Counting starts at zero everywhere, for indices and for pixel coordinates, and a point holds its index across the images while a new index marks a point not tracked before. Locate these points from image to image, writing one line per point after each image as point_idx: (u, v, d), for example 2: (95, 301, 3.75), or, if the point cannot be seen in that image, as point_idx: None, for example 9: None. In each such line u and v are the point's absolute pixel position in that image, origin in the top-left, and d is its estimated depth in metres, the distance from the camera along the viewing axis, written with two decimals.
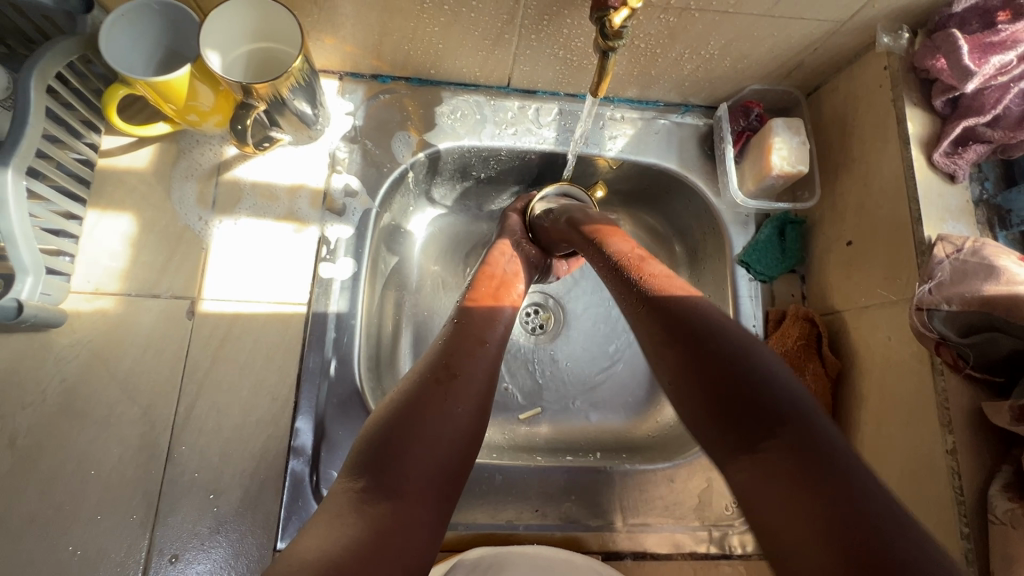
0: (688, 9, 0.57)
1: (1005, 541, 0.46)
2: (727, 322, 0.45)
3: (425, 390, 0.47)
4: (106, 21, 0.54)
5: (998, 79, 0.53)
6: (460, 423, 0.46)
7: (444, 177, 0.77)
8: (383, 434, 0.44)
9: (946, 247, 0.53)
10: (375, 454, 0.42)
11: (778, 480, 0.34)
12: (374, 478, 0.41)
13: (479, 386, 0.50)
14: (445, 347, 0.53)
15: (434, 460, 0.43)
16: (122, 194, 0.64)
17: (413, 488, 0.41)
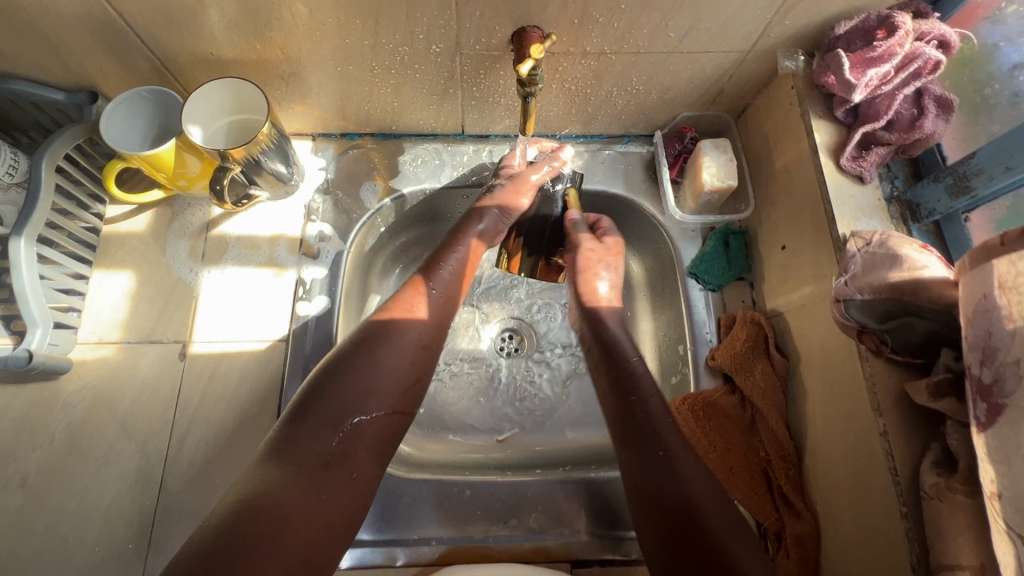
0: (604, 53, 0.65)
1: (936, 516, 0.47)
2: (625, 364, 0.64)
3: (371, 352, 0.56)
4: (108, 107, 0.64)
5: (883, 89, 0.58)
6: (402, 380, 0.57)
7: (409, 224, 0.85)
8: (323, 384, 0.53)
9: (858, 241, 0.57)
10: (332, 415, 0.52)
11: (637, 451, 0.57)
12: (339, 441, 0.51)
13: (422, 339, 0.60)
14: (386, 316, 0.60)
15: (379, 419, 0.54)
16: (123, 254, 0.73)
17: (365, 441, 0.53)
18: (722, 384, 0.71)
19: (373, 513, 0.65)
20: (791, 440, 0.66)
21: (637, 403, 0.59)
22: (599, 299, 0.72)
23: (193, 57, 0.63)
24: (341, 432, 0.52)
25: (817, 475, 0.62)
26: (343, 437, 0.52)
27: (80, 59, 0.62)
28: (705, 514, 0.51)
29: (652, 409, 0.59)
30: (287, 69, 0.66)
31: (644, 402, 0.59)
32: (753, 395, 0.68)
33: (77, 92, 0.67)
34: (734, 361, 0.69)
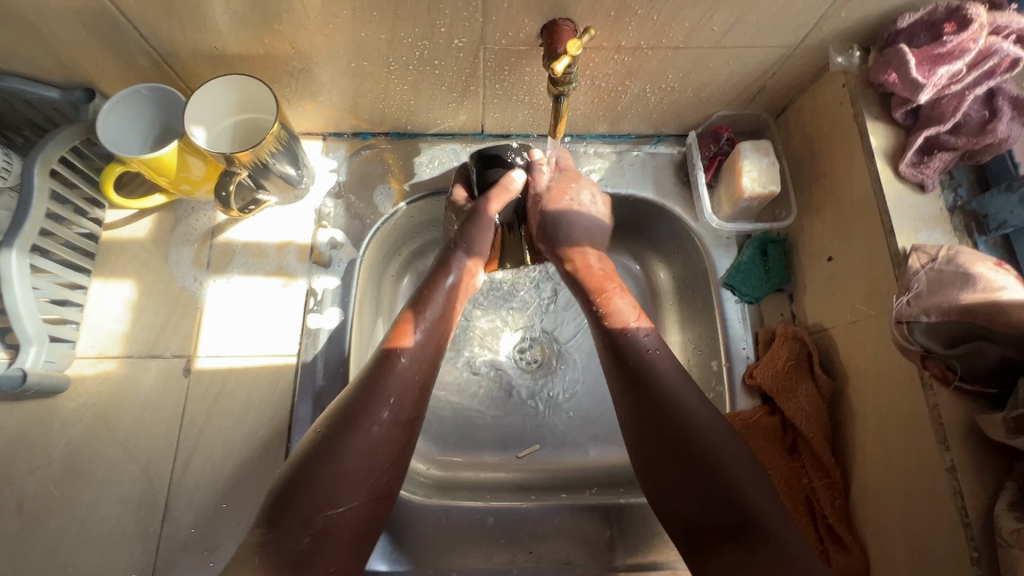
0: (640, 48, 0.59)
1: (1015, 566, 0.43)
2: (647, 361, 0.56)
3: (342, 441, 0.50)
4: (105, 107, 0.60)
5: (951, 89, 0.53)
6: (379, 466, 0.52)
7: (414, 234, 0.81)
8: (295, 476, 0.48)
9: (921, 257, 0.52)
10: (303, 513, 0.47)
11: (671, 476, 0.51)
12: (309, 541, 0.47)
13: (398, 413, 0.54)
14: (358, 392, 0.53)
15: (355, 512, 0.50)
16: (124, 262, 0.69)
17: (340, 538, 0.49)
18: (761, 404, 0.67)
19: (391, 541, 0.62)
20: (838, 466, 0.61)
21: (659, 405, 0.53)
22: (627, 315, 0.61)
23: (196, 52, 0.58)
24: (311, 530, 0.47)
25: (867, 507, 0.58)
26: (315, 537, 0.47)
27: (74, 54, 0.57)
28: (756, 504, 0.47)
29: (694, 424, 0.52)
30: (297, 65, 0.61)
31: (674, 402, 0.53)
32: (796, 418, 0.63)
33: (73, 88, 0.62)
34: (775, 381, 0.65)
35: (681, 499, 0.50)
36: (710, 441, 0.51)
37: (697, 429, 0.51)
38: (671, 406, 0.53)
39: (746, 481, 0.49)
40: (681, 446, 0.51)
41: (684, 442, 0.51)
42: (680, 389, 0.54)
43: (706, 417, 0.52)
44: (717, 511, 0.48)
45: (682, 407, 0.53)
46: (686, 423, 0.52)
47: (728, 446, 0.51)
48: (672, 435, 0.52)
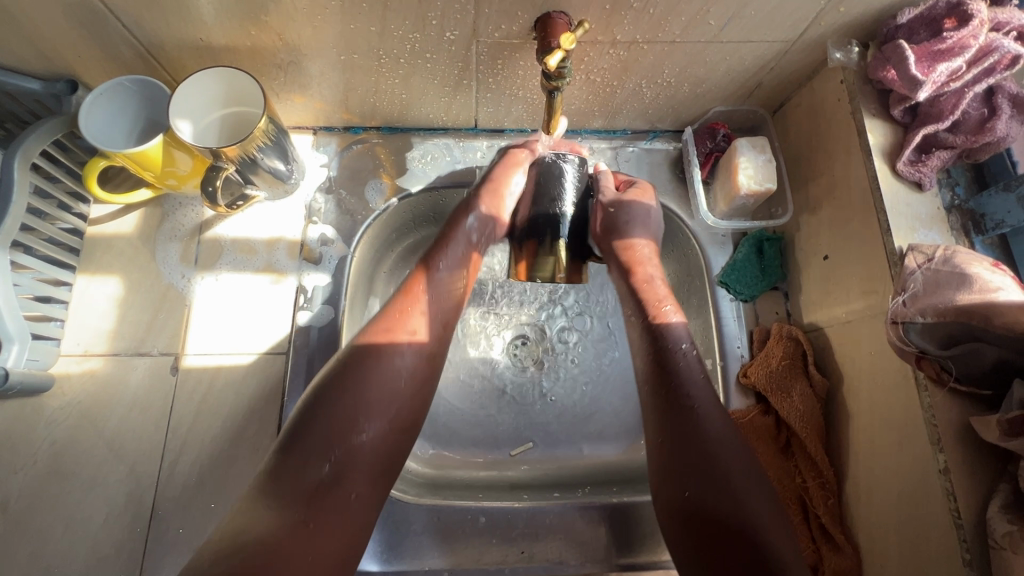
0: (636, 42, 0.58)
1: (1007, 568, 0.43)
2: (677, 357, 0.56)
3: (365, 368, 0.50)
4: (87, 99, 0.58)
5: (951, 86, 0.52)
6: (402, 396, 0.51)
7: (407, 231, 0.79)
8: (314, 403, 0.47)
9: (918, 257, 0.51)
10: (326, 443, 0.46)
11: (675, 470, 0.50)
12: (329, 471, 0.45)
13: (420, 350, 0.54)
14: (382, 322, 0.54)
15: (377, 440, 0.49)
16: (110, 259, 0.67)
17: (362, 466, 0.47)
18: (755, 404, 0.66)
19: (381, 542, 0.61)
20: (831, 467, 0.61)
21: (677, 399, 0.53)
22: (664, 305, 0.61)
23: (181, 43, 0.57)
24: (333, 459, 0.46)
25: (860, 507, 0.58)
26: (335, 467, 0.46)
27: (54, 45, 0.55)
28: (755, 509, 0.46)
29: (708, 434, 0.50)
30: (286, 57, 0.60)
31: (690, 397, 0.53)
32: (790, 418, 0.62)
33: (55, 80, 0.60)
34: (769, 381, 0.64)
35: (694, 518, 0.47)
36: (717, 438, 0.50)
37: (712, 440, 0.50)
38: (689, 400, 0.53)
39: (745, 479, 0.48)
40: (697, 458, 0.49)
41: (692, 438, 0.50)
42: (701, 388, 0.54)
43: (720, 427, 0.51)
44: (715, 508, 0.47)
45: (703, 405, 0.52)
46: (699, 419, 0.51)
47: (739, 462, 0.49)
48: (686, 431, 0.51)
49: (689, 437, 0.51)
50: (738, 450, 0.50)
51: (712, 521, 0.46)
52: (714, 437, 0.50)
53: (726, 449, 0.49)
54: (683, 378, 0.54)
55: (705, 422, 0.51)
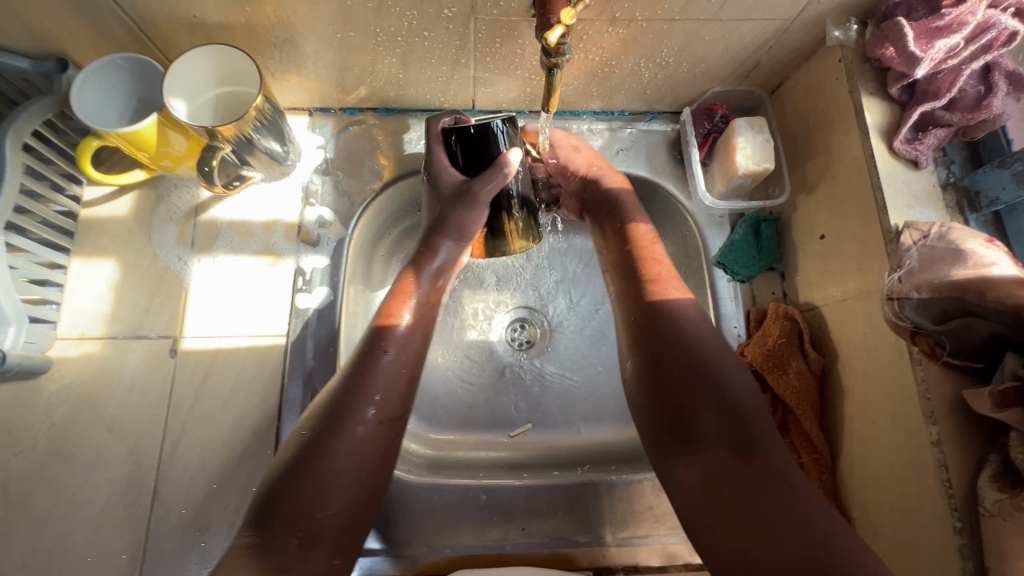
0: (635, 20, 0.58)
1: (998, 535, 0.44)
2: (679, 304, 0.57)
3: (324, 445, 0.49)
4: (78, 78, 0.57)
5: (948, 64, 0.52)
6: (367, 465, 0.51)
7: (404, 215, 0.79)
8: (277, 478, 0.48)
9: (913, 234, 0.52)
10: (292, 518, 0.46)
11: (665, 397, 0.51)
12: (296, 543, 0.46)
13: (384, 411, 0.53)
14: (346, 385, 0.53)
15: (342, 510, 0.49)
16: (106, 241, 0.67)
17: (326, 539, 0.47)
18: (751, 382, 0.68)
19: (382, 520, 0.62)
20: (826, 442, 0.62)
21: (672, 333, 0.54)
22: (667, 281, 0.59)
23: (173, 19, 0.56)
24: (299, 533, 0.46)
25: (853, 480, 0.59)
26: (302, 539, 0.46)
27: (43, 21, 0.54)
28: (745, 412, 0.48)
29: (712, 353, 0.52)
30: (281, 35, 0.59)
31: (689, 327, 0.54)
32: (786, 395, 0.63)
33: (44, 57, 0.59)
34: (766, 358, 0.65)
35: (683, 433, 0.49)
36: (711, 361, 0.52)
37: (735, 410, 0.48)
38: (694, 332, 0.54)
39: (735, 396, 0.49)
40: (691, 371, 0.51)
41: (692, 367, 0.51)
42: (704, 323, 0.55)
43: (742, 394, 0.50)
44: (702, 420, 0.49)
45: (703, 336, 0.54)
46: (696, 342, 0.53)
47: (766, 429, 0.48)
48: (680, 361, 0.52)
49: (684, 365, 0.52)
50: (734, 372, 0.51)
51: (693, 432, 0.49)
52: (708, 362, 0.52)
53: (723, 372, 0.51)
54: (679, 313, 0.56)
55: (697, 350, 0.53)
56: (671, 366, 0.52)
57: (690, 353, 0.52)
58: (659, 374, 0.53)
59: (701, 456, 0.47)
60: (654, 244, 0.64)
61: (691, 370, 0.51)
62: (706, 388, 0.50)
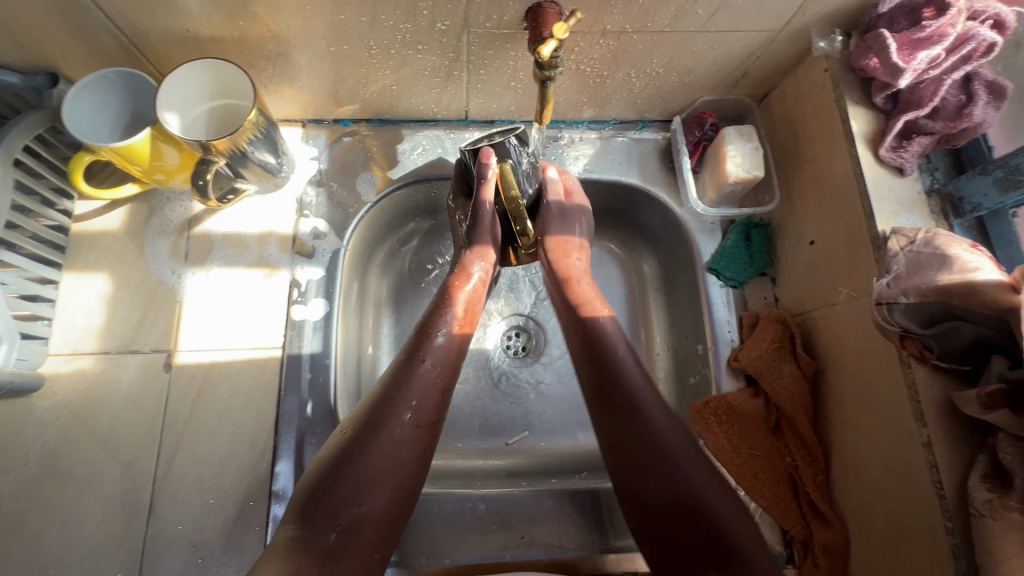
0: (626, 32, 0.59)
1: (987, 534, 0.45)
2: (609, 335, 0.59)
3: (368, 440, 0.50)
4: (70, 93, 0.57)
5: (930, 74, 0.54)
6: (403, 465, 0.51)
7: (397, 223, 0.79)
8: (325, 469, 0.49)
9: (900, 240, 0.53)
10: (332, 510, 0.47)
11: (605, 429, 0.54)
12: (336, 536, 0.46)
13: (421, 415, 0.54)
14: (383, 390, 0.54)
15: (381, 508, 0.49)
16: (97, 256, 0.66)
17: (366, 533, 0.48)
18: (745, 386, 0.68)
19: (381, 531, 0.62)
20: (818, 444, 0.63)
21: (607, 359, 0.57)
22: (594, 301, 0.62)
23: (166, 35, 0.56)
24: (339, 526, 0.47)
25: (846, 482, 0.60)
26: (342, 532, 0.47)
27: (33, 36, 0.54)
28: (679, 453, 0.50)
29: (628, 384, 0.54)
30: (274, 48, 0.59)
31: (609, 356, 0.57)
32: (780, 399, 0.64)
33: (35, 72, 0.58)
34: (760, 363, 0.66)
35: (629, 476, 0.50)
36: (637, 396, 0.53)
37: (648, 418, 0.52)
38: (614, 364, 0.56)
39: (663, 430, 0.51)
40: (621, 409, 0.53)
41: (622, 402, 0.53)
42: (608, 347, 0.57)
43: (685, 444, 0.50)
44: (642, 457, 0.50)
45: (618, 365, 0.56)
46: (614, 374, 0.55)
47: (694, 465, 0.49)
48: (618, 387, 0.54)
49: (615, 396, 0.54)
50: (647, 401, 0.53)
51: (637, 470, 0.50)
52: (630, 393, 0.54)
53: (644, 405, 0.53)
54: (597, 340, 0.58)
55: (620, 380, 0.55)
56: (622, 407, 0.53)
57: (618, 385, 0.54)
58: (602, 401, 0.55)
59: (651, 504, 0.49)
60: (584, 286, 0.64)
61: (622, 403, 0.53)
62: (643, 429, 0.51)
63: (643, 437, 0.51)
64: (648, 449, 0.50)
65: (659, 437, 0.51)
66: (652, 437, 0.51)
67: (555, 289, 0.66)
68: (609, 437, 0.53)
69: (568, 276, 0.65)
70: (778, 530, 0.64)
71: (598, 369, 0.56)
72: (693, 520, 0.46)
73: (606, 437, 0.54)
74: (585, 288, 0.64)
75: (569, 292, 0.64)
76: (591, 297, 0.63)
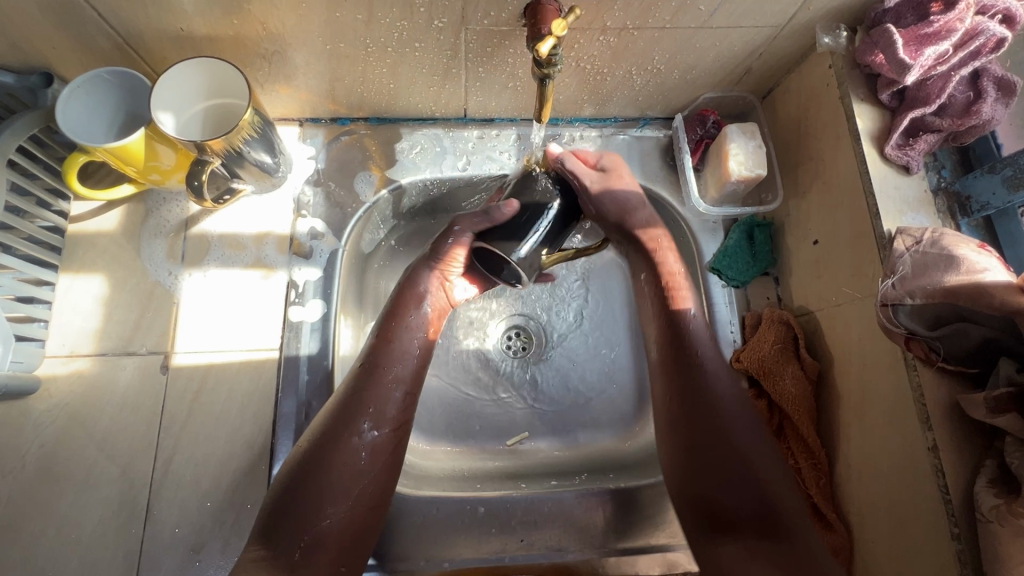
0: (626, 29, 0.58)
1: (995, 540, 0.44)
2: (698, 338, 0.62)
3: (327, 456, 0.52)
4: (64, 92, 0.56)
5: (938, 70, 0.53)
6: (366, 476, 0.54)
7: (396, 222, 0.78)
8: (286, 486, 0.51)
9: (906, 239, 0.52)
10: (296, 526, 0.49)
11: (685, 434, 0.57)
12: (300, 552, 0.49)
13: (380, 425, 0.56)
14: (345, 403, 0.56)
15: (343, 520, 0.51)
16: (94, 257, 0.66)
17: (330, 547, 0.50)
18: (748, 387, 0.67)
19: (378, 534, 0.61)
20: (822, 447, 0.62)
21: (695, 365, 0.59)
22: (682, 297, 0.65)
23: (160, 33, 0.55)
24: (302, 542, 0.49)
25: (850, 485, 0.59)
26: (305, 548, 0.49)
27: (26, 35, 0.53)
28: (751, 461, 0.53)
29: (713, 392, 0.57)
30: (270, 46, 0.58)
31: (696, 362, 0.60)
32: (783, 401, 0.63)
33: (29, 72, 0.58)
34: (762, 364, 0.65)
35: (710, 481, 0.53)
36: (719, 403, 0.57)
37: (730, 425, 0.55)
38: (704, 369, 0.59)
39: (739, 435, 0.55)
40: (705, 415, 0.56)
41: (704, 407, 0.57)
42: (702, 353, 0.60)
43: (769, 465, 0.53)
44: (721, 463, 0.53)
45: (707, 371, 0.59)
46: (700, 379, 0.58)
47: (766, 468, 0.53)
48: (700, 394, 0.57)
49: (699, 402, 0.57)
50: (731, 407, 0.56)
51: (712, 473, 0.53)
52: (711, 400, 0.57)
53: (728, 411, 0.56)
54: (687, 344, 0.61)
55: (706, 387, 0.58)
56: (705, 410, 0.57)
57: (702, 391, 0.58)
58: (687, 406, 0.58)
59: (726, 515, 0.51)
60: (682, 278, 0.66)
61: (703, 408, 0.57)
62: (723, 434, 0.55)
63: (723, 443, 0.54)
64: (728, 452, 0.54)
65: (737, 441, 0.54)
66: (730, 442, 0.54)
67: (650, 290, 0.68)
68: (689, 441, 0.56)
69: (666, 270, 0.67)
70: None
71: (684, 374, 0.59)
72: (762, 537, 0.48)
73: (684, 441, 0.57)
74: (676, 283, 0.66)
75: (664, 283, 0.66)
76: (678, 290, 0.65)
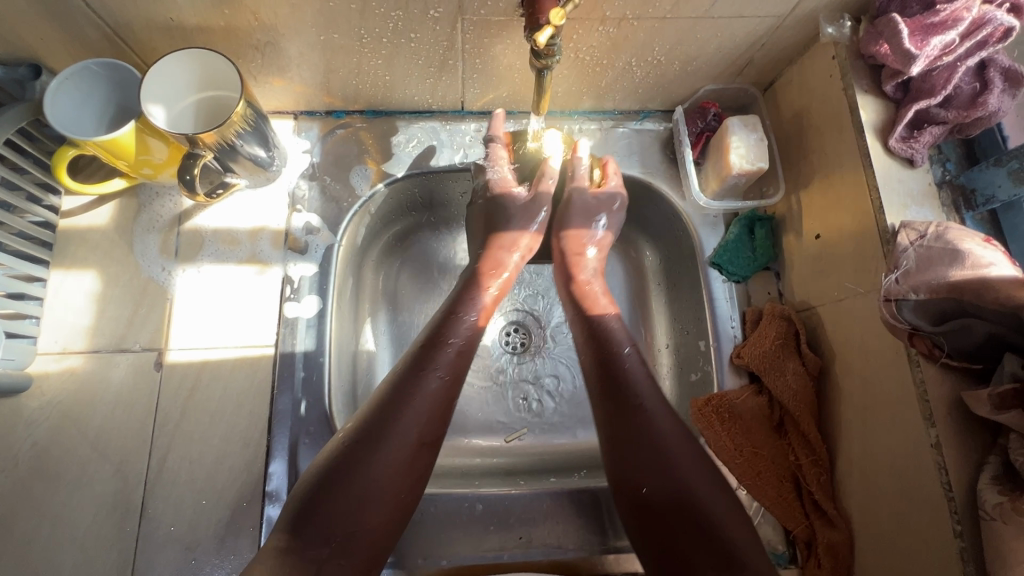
0: (626, 19, 0.57)
1: (998, 538, 0.44)
2: (612, 339, 0.62)
3: (369, 456, 0.51)
4: (51, 85, 0.55)
5: (944, 60, 0.52)
6: (405, 481, 0.52)
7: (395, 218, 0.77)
8: (320, 482, 0.49)
9: (910, 233, 0.51)
10: (327, 526, 0.47)
11: (614, 431, 0.56)
12: (330, 552, 0.47)
13: (425, 430, 0.54)
14: (386, 404, 0.54)
15: (380, 525, 0.50)
16: (86, 252, 0.65)
17: (360, 550, 0.48)
18: (748, 383, 0.67)
19: None
20: (823, 443, 0.62)
21: (619, 364, 0.60)
22: (599, 304, 0.67)
23: (149, 23, 0.54)
24: (333, 542, 0.47)
25: (851, 482, 0.59)
26: (336, 548, 0.47)
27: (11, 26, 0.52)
28: (682, 457, 0.53)
29: (636, 388, 0.58)
30: (262, 37, 0.57)
31: (620, 361, 0.60)
32: (783, 397, 0.63)
33: (16, 64, 0.57)
34: (763, 360, 0.64)
35: (637, 478, 0.52)
36: (647, 400, 0.57)
37: (654, 420, 0.55)
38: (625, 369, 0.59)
39: (666, 429, 0.55)
40: (627, 411, 0.56)
41: (628, 404, 0.57)
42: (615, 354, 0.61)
43: (696, 464, 0.52)
44: (653, 457, 0.53)
45: (629, 370, 0.59)
46: (622, 376, 0.59)
47: (690, 462, 0.53)
48: (627, 391, 0.58)
49: (620, 398, 0.57)
50: (656, 403, 0.57)
51: (646, 469, 0.52)
52: (639, 397, 0.57)
53: (650, 408, 0.56)
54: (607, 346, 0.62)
55: (630, 383, 0.58)
56: (625, 407, 0.57)
57: (626, 389, 0.58)
58: (611, 402, 0.58)
59: (659, 509, 0.50)
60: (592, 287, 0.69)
61: (628, 403, 0.57)
62: (654, 430, 0.54)
63: (655, 439, 0.54)
64: (657, 447, 0.53)
65: (661, 436, 0.54)
66: (658, 437, 0.54)
67: (564, 294, 0.70)
68: (617, 439, 0.55)
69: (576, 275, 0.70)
70: (781, 529, 0.63)
71: (608, 372, 0.60)
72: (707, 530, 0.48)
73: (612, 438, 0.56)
74: (595, 289, 0.69)
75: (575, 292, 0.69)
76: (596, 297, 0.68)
